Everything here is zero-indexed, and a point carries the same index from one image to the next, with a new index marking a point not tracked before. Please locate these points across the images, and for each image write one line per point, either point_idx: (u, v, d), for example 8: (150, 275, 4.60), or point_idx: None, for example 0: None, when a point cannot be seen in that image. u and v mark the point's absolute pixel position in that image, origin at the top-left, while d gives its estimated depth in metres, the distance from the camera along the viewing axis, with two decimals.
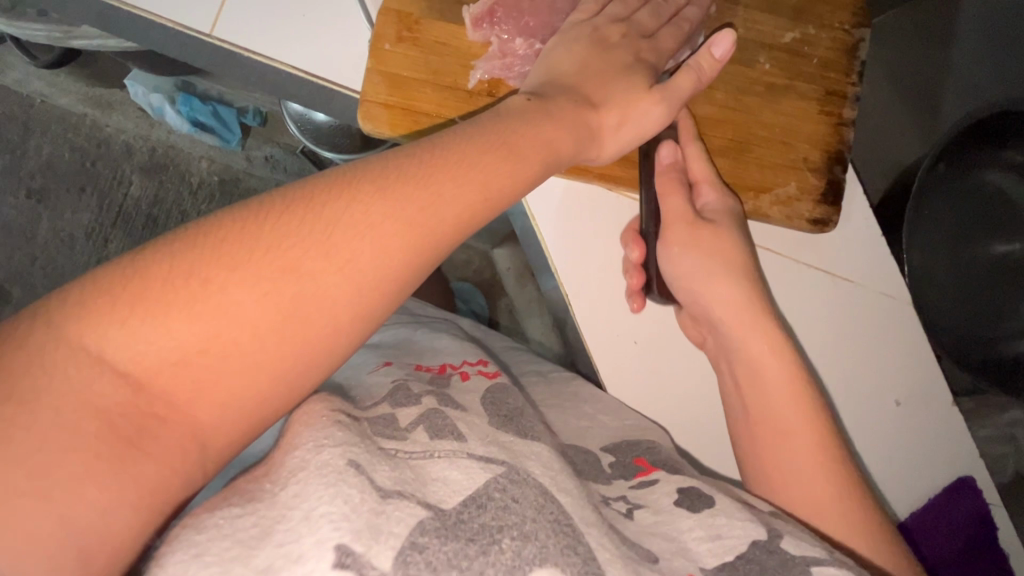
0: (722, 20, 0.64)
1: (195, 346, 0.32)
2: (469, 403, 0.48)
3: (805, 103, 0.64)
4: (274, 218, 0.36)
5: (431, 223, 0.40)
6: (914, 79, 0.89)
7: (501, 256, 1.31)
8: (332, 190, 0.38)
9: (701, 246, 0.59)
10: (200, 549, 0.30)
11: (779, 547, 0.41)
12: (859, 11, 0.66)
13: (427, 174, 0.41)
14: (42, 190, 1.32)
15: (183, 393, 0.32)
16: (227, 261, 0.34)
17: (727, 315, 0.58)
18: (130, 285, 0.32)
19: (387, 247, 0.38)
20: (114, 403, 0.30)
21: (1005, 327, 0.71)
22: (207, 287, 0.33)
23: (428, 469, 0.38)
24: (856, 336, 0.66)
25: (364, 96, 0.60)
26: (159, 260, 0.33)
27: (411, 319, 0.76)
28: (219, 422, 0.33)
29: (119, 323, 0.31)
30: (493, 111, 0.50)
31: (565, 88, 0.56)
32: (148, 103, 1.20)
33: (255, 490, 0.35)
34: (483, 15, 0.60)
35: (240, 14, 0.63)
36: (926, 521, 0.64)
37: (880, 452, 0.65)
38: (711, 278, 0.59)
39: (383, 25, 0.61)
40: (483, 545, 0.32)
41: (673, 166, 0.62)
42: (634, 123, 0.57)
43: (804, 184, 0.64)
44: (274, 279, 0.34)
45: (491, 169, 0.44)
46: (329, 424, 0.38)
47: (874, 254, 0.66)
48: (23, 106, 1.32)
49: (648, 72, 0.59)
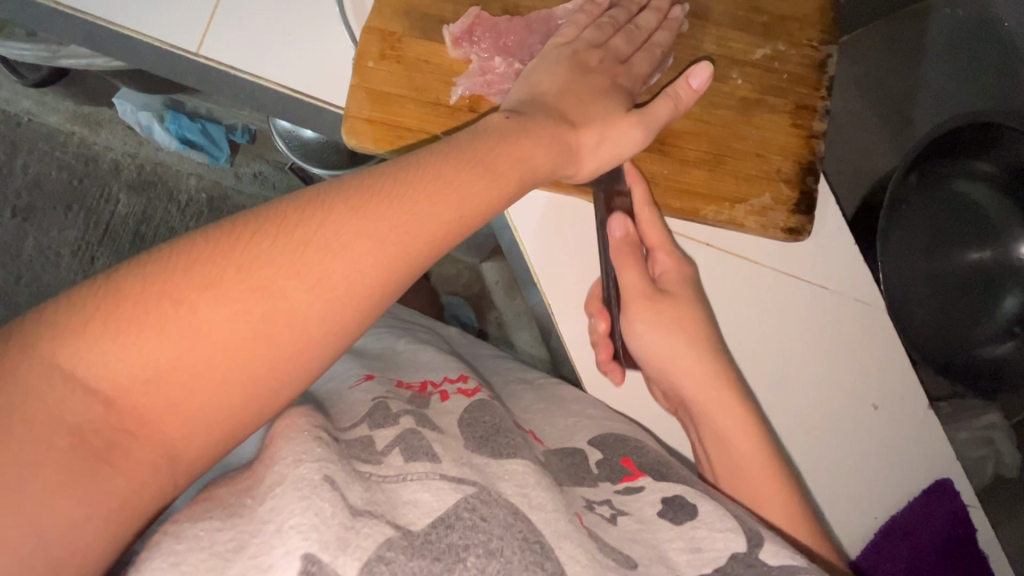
0: (695, 40, 0.66)
1: (165, 363, 0.33)
2: (446, 425, 0.48)
3: (776, 115, 0.66)
4: (248, 238, 0.36)
5: (406, 242, 0.40)
6: (885, 90, 0.88)
7: (490, 269, 1.32)
8: (307, 211, 0.38)
9: (664, 322, 0.61)
10: (178, 558, 0.31)
11: (756, 561, 0.42)
12: (826, 28, 0.68)
13: (403, 193, 0.42)
14: (28, 209, 1.33)
15: (153, 410, 0.33)
16: (200, 280, 0.34)
17: (686, 340, 0.61)
18: (103, 304, 0.33)
19: (361, 266, 0.38)
20: (86, 419, 0.31)
21: (981, 331, 0.74)
22: (178, 307, 0.33)
23: (399, 492, 0.38)
24: (832, 346, 0.67)
25: (348, 113, 0.62)
26: (132, 279, 0.34)
27: (398, 326, 0.77)
28: (190, 438, 0.34)
29: (91, 341, 0.32)
30: (470, 131, 0.51)
31: (544, 107, 0.57)
32: (136, 120, 1.21)
33: (235, 504, 0.36)
34: (462, 34, 0.62)
35: (227, 33, 0.64)
36: (908, 524, 0.65)
37: (856, 460, 0.66)
38: (678, 352, 0.60)
39: (366, 44, 0.62)
40: (448, 564, 0.33)
41: (626, 238, 0.61)
42: (614, 142, 0.59)
43: (778, 194, 0.66)
44: (247, 298, 0.35)
45: (467, 188, 0.45)
46: (308, 439, 0.38)
47: (848, 263, 0.68)
48: (10, 124, 1.33)
49: (623, 97, 0.61)
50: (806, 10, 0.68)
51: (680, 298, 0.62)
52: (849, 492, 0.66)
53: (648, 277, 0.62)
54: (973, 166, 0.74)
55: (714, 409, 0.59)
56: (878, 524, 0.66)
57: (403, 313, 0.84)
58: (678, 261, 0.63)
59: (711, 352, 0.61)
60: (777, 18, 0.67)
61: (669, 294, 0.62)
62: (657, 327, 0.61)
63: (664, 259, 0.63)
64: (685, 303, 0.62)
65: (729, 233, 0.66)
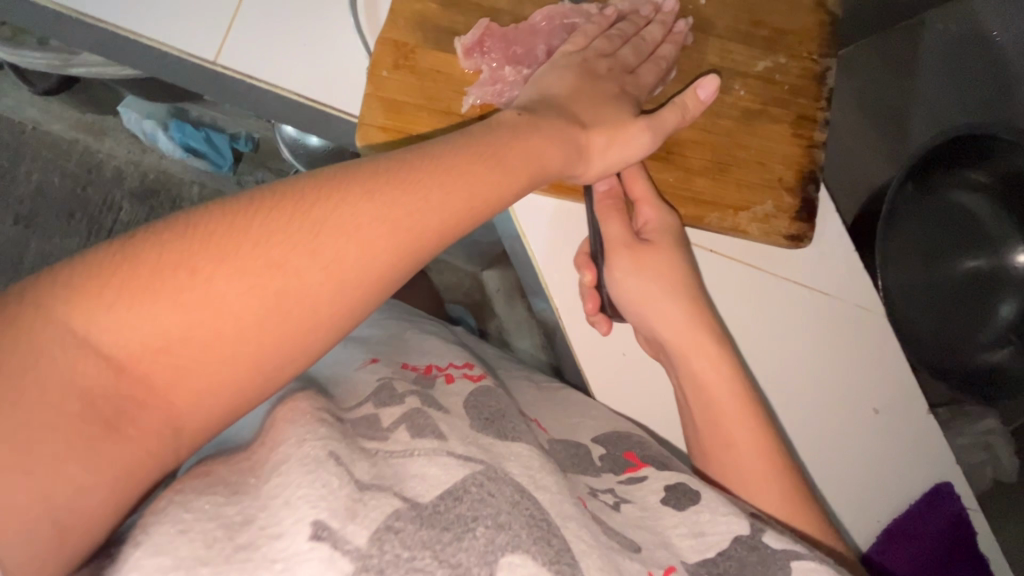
0: (699, 51, 0.68)
1: (177, 333, 0.33)
2: (452, 406, 0.50)
3: (778, 126, 0.68)
4: (265, 215, 0.37)
5: (417, 229, 0.42)
6: (882, 102, 0.89)
7: (490, 277, 1.35)
8: (324, 191, 0.39)
9: (644, 267, 0.62)
10: (185, 526, 0.32)
11: (760, 543, 0.44)
12: (825, 42, 0.70)
13: (417, 180, 0.43)
14: (30, 216, 1.36)
15: (162, 378, 0.33)
16: (216, 253, 0.35)
17: (672, 335, 0.61)
18: (121, 270, 0.33)
19: (373, 249, 0.39)
20: (96, 384, 0.31)
21: (977, 340, 0.76)
22: (194, 277, 0.34)
23: (408, 466, 0.39)
24: (831, 346, 0.68)
25: (362, 120, 0.63)
26: (150, 247, 0.34)
27: (406, 319, 0.79)
28: (197, 407, 0.35)
29: (106, 306, 0.32)
30: (486, 124, 0.53)
31: (554, 106, 0.58)
32: (142, 129, 1.26)
33: (239, 483, 0.37)
34: (473, 45, 0.64)
35: (246, 42, 0.65)
36: (908, 528, 0.66)
37: (852, 453, 0.67)
38: (657, 300, 0.61)
39: (381, 54, 0.64)
40: (458, 532, 0.34)
41: (610, 193, 0.64)
42: (622, 145, 0.60)
43: (780, 202, 0.67)
44: (260, 274, 0.36)
45: (477, 178, 0.46)
46: (312, 421, 0.40)
47: (846, 268, 0.69)
48: (14, 133, 1.36)
49: (631, 103, 0.63)
50: (805, 24, 0.70)
51: (661, 248, 0.62)
52: (845, 491, 0.67)
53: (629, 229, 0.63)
54: (970, 177, 0.75)
55: (690, 351, 0.60)
56: (880, 529, 0.67)
57: (406, 308, 0.86)
58: (663, 214, 0.64)
59: (694, 307, 0.62)
60: (777, 32, 0.69)
61: (651, 243, 0.63)
62: (636, 276, 0.62)
63: (648, 212, 0.64)
64: (667, 258, 0.62)
65: (731, 239, 0.68)
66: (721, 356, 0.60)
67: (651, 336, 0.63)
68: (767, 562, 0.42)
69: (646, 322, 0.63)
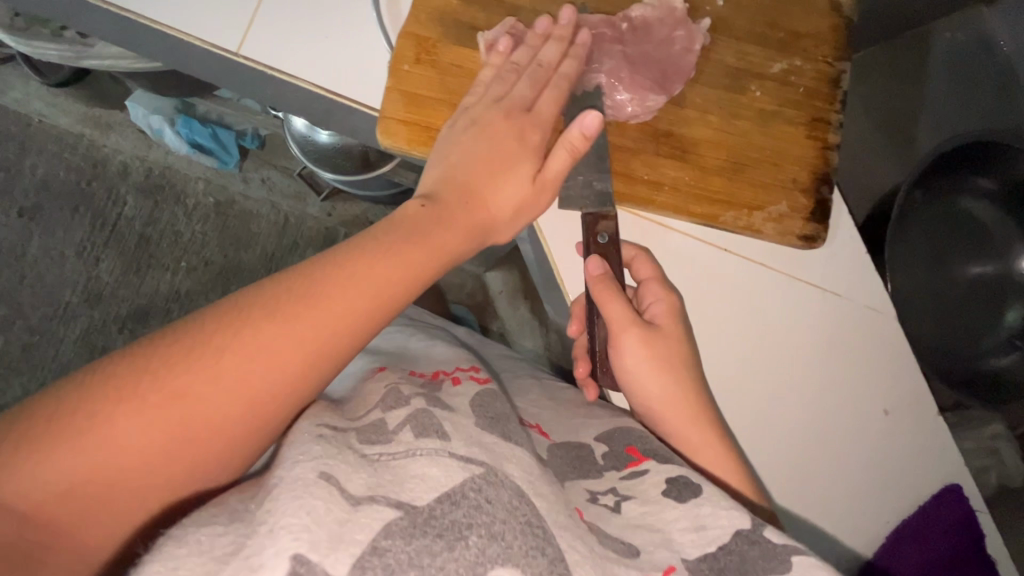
0: (718, 53, 0.68)
1: (81, 478, 0.35)
2: (458, 406, 0.51)
3: (792, 127, 0.69)
4: (162, 354, 0.39)
5: (326, 338, 0.43)
6: (893, 109, 0.89)
7: (494, 278, 1.37)
8: (224, 319, 0.41)
9: (654, 351, 0.60)
10: (176, 563, 0.32)
11: (760, 538, 0.44)
12: (840, 45, 0.71)
13: (324, 288, 0.44)
14: (35, 209, 1.37)
15: (67, 522, 0.35)
16: (114, 396, 0.37)
17: (669, 411, 0.60)
18: (20, 425, 0.35)
19: (281, 364, 0.41)
20: (2, 536, 0.32)
21: (983, 344, 0.76)
22: (94, 420, 0.36)
23: (408, 467, 0.40)
24: (842, 355, 0.68)
25: (383, 113, 0.63)
26: (53, 400, 0.36)
27: (409, 325, 0.82)
28: (109, 538, 0.37)
29: (6, 464, 0.33)
30: (388, 220, 0.52)
31: (457, 186, 0.57)
32: (149, 124, 1.28)
33: (240, 510, 0.37)
34: (495, 40, 0.65)
35: (267, 34, 0.65)
36: (916, 530, 0.67)
37: (859, 464, 0.67)
38: (656, 380, 0.60)
39: (402, 47, 0.64)
40: (450, 540, 0.35)
41: (605, 276, 0.61)
42: (525, 214, 0.61)
43: (795, 203, 0.68)
44: (162, 409, 0.37)
45: (390, 273, 0.47)
46: (309, 439, 0.40)
47: (857, 266, 0.69)
48: (21, 125, 1.38)
49: (536, 157, 0.61)
50: (821, 28, 0.70)
51: (670, 335, 0.62)
52: (850, 498, 0.67)
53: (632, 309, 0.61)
54: (976, 184, 0.76)
55: (689, 433, 0.60)
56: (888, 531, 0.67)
57: (420, 316, 0.90)
58: (670, 294, 0.63)
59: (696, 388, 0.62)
60: (794, 34, 0.70)
61: (660, 328, 0.61)
62: (642, 365, 0.60)
63: (653, 291, 0.63)
64: (673, 342, 0.62)
65: (745, 238, 0.68)
66: (713, 432, 0.60)
67: (646, 414, 0.62)
68: (769, 557, 0.43)
69: (642, 401, 0.62)
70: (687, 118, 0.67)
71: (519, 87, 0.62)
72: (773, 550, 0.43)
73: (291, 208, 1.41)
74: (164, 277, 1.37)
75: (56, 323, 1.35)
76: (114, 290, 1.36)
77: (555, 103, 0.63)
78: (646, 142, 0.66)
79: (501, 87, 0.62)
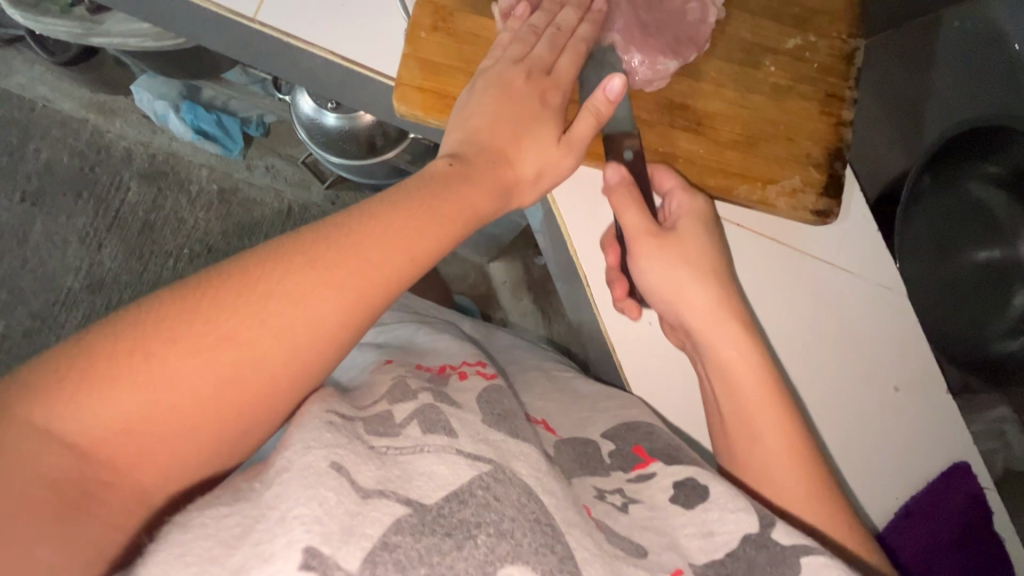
0: (733, 28, 0.68)
1: (137, 414, 0.36)
2: (464, 401, 0.50)
3: (806, 103, 0.69)
4: (209, 295, 0.40)
5: (363, 287, 0.44)
6: (900, 96, 0.89)
7: (498, 269, 1.37)
8: (266, 265, 0.42)
9: (673, 259, 0.61)
10: (184, 549, 0.32)
11: (769, 542, 0.45)
12: (854, 23, 0.71)
13: (359, 239, 0.45)
14: (37, 194, 1.37)
15: (124, 458, 0.36)
16: (167, 336, 0.38)
17: (699, 321, 0.60)
18: (78, 363, 0.36)
19: (321, 310, 0.42)
20: (59, 471, 0.34)
21: (991, 328, 0.75)
22: (147, 359, 0.37)
23: (415, 464, 0.39)
24: (856, 328, 0.68)
25: (399, 80, 0.63)
26: (105, 336, 0.37)
27: (415, 318, 0.82)
28: (161, 477, 0.38)
29: (66, 400, 0.35)
30: (417, 177, 0.54)
31: (484, 146, 0.58)
32: (153, 110, 1.27)
33: (244, 489, 0.37)
34: (510, 9, 0.65)
35: (282, 2, 0.65)
36: (927, 506, 0.66)
37: (870, 440, 0.68)
38: (687, 288, 0.60)
39: (419, 15, 0.64)
40: (459, 540, 0.35)
41: (623, 183, 0.61)
42: (549, 177, 0.62)
43: (808, 177, 0.68)
44: (212, 349, 0.38)
45: (420, 229, 0.48)
46: (319, 425, 0.39)
47: (869, 248, 0.70)
48: (25, 109, 1.38)
49: (557, 117, 0.62)
50: (834, 5, 0.71)
51: (688, 235, 0.62)
52: (860, 481, 0.67)
53: (651, 218, 0.62)
54: (982, 170, 0.75)
55: (720, 342, 0.59)
56: (898, 507, 0.67)
57: (423, 307, 0.90)
58: (695, 198, 0.64)
59: (725, 289, 0.61)
60: (808, 11, 0.70)
61: (679, 233, 0.62)
62: (664, 263, 0.61)
63: (681, 197, 0.64)
64: (694, 241, 0.62)
65: (759, 214, 0.69)
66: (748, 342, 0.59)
67: (678, 325, 0.62)
68: (775, 564, 0.43)
69: (673, 313, 0.62)
70: (702, 91, 0.67)
71: (537, 51, 0.62)
72: (780, 556, 0.43)
73: (295, 196, 1.41)
74: (167, 264, 1.37)
75: (57, 308, 1.34)
76: (116, 276, 1.36)
77: (571, 68, 0.63)
78: (660, 114, 0.66)
79: (519, 51, 0.62)
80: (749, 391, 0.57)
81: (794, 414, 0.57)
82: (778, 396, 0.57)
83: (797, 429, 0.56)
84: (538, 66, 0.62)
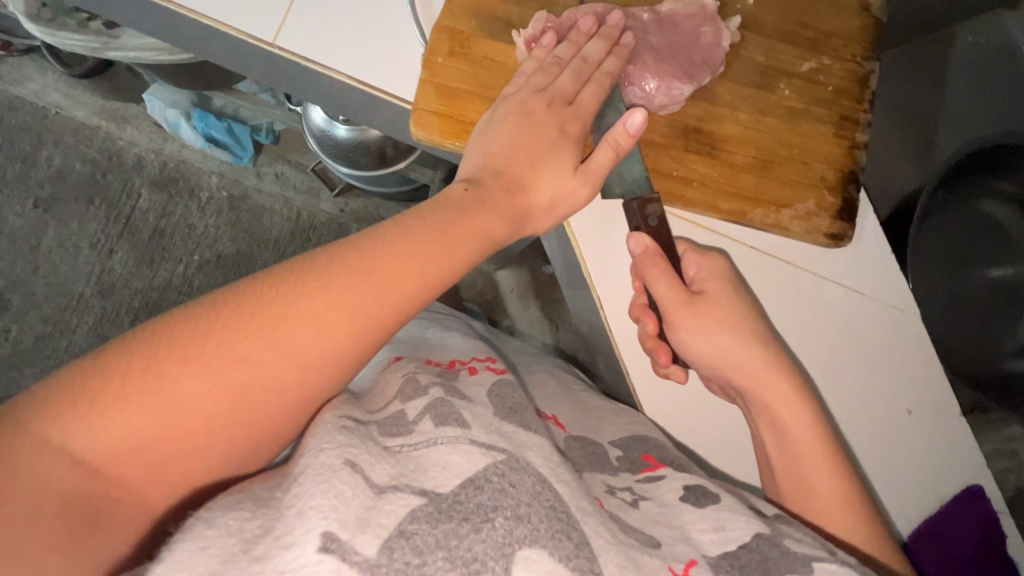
0: (750, 53, 0.68)
1: (149, 433, 0.37)
2: (475, 395, 0.51)
3: (821, 126, 0.69)
4: (224, 316, 0.40)
5: (373, 312, 0.44)
6: (914, 112, 0.89)
7: (505, 277, 1.36)
8: (280, 286, 0.42)
9: (709, 325, 0.61)
10: (206, 542, 0.31)
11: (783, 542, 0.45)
12: (869, 45, 0.71)
13: (372, 263, 0.45)
14: (50, 200, 1.38)
15: (137, 476, 0.37)
16: (180, 356, 0.38)
17: (742, 375, 0.60)
18: (92, 381, 0.36)
19: (332, 334, 0.42)
20: (72, 487, 0.34)
21: (1003, 346, 0.75)
22: (159, 379, 0.37)
23: (430, 456, 0.40)
24: (867, 348, 0.68)
25: (416, 105, 0.64)
26: (120, 354, 0.37)
27: (425, 316, 0.83)
28: (167, 492, 0.39)
29: (79, 417, 0.35)
30: (433, 202, 0.54)
31: (498, 170, 0.59)
32: (164, 117, 1.28)
33: (266, 497, 0.37)
34: (533, 37, 0.66)
35: (300, 25, 0.65)
36: (939, 532, 0.66)
37: (883, 463, 0.68)
38: (727, 349, 0.61)
39: (437, 40, 0.64)
40: (476, 523, 0.34)
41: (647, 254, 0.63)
42: (565, 202, 0.62)
43: (822, 201, 0.68)
44: (223, 371, 0.39)
45: (432, 254, 0.49)
46: (332, 429, 0.40)
47: (880, 269, 0.70)
48: (38, 117, 1.39)
49: (577, 145, 0.62)
50: (850, 29, 0.71)
51: (718, 296, 0.62)
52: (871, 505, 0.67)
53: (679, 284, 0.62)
54: (996, 186, 0.75)
55: (768, 396, 0.60)
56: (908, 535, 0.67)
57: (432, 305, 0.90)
58: (711, 258, 0.64)
59: (764, 341, 0.61)
60: (824, 34, 0.70)
61: (706, 294, 0.62)
62: (698, 330, 0.62)
63: (695, 260, 0.64)
64: (722, 297, 0.62)
65: (774, 236, 0.69)
66: (795, 392, 0.59)
67: (723, 381, 0.63)
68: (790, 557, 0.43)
69: (718, 371, 0.62)
70: (717, 115, 0.67)
71: (558, 80, 0.63)
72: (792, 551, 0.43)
73: (304, 204, 1.42)
74: (177, 270, 1.38)
75: (68, 313, 1.35)
76: (126, 282, 1.37)
77: (594, 101, 0.64)
78: (675, 138, 0.66)
79: (541, 79, 0.63)
80: (800, 440, 0.58)
81: (847, 475, 0.57)
82: (825, 444, 0.58)
83: (850, 482, 0.56)
84: (560, 95, 0.62)
